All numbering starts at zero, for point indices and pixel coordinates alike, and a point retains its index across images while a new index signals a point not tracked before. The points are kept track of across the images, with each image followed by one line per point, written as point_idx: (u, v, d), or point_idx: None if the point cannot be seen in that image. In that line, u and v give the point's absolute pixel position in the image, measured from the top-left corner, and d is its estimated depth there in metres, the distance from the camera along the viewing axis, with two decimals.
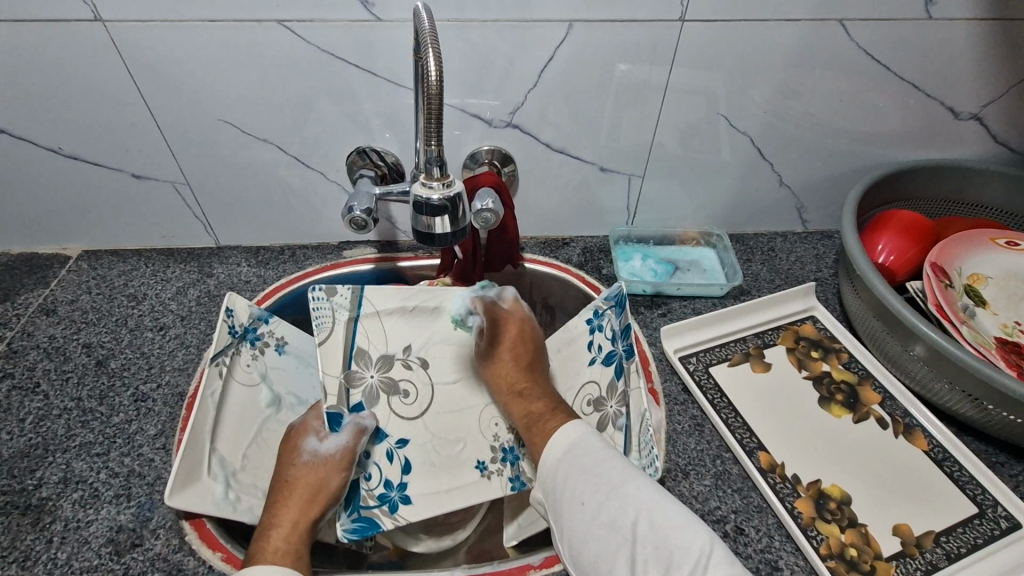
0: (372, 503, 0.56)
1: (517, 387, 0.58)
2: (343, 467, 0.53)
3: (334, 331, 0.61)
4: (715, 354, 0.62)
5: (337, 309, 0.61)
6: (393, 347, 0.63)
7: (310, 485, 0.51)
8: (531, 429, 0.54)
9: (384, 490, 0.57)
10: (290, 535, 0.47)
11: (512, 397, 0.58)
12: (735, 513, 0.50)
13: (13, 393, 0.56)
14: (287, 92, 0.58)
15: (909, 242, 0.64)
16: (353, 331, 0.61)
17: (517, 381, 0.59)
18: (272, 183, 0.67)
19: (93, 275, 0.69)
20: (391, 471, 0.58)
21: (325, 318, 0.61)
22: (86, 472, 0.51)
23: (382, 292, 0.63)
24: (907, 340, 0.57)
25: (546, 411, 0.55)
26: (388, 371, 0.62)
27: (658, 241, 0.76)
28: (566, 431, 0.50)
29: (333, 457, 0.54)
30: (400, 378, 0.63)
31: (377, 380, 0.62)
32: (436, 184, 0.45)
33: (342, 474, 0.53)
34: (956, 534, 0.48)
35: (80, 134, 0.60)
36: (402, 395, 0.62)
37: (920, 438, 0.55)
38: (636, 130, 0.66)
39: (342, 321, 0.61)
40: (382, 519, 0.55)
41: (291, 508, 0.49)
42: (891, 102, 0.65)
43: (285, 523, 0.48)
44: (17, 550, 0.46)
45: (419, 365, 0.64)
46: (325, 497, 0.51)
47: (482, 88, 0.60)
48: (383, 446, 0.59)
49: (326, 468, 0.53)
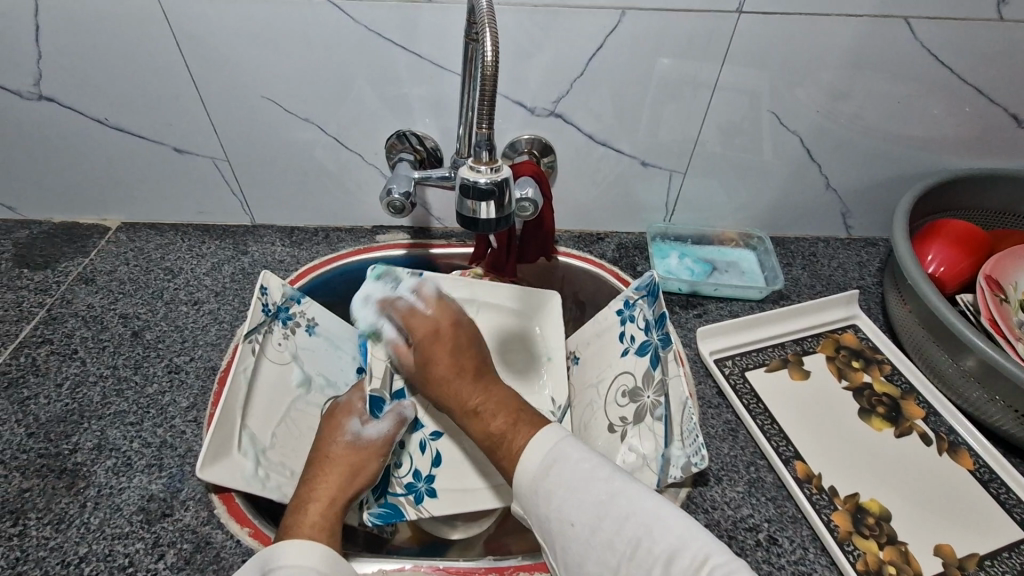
0: (399, 490, 0.57)
1: (471, 404, 0.51)
2: (383, 452, 0.53)
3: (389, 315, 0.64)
4: (752, 359, 0.60)
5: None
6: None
7: (348, 465, 0.51)
8: (497, 452, 0.47)
9: (412, 480, 0.58)
10: (326, 512, 0.46)
11: (469, 417, 0.50)
12: (769, 523, 0.48)
13: (52, 358, 0.57)
14: (331, 73, 0.58)
15: (961, 253, 0.62)
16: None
17: (471, 398, 0.51)
18: (310, 164, 0.67)
19: (132, 247, 0.70)
20: (421, 462, 0.59)
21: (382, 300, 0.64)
22: (119, 440, 0.51)
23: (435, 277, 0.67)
24: (956, 352, 0.55)
25: (508, 425, 0.48)
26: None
27: (695, 240, 0.75)
28: (537, 443, 0.44)
29: (374, 443, 0.53)
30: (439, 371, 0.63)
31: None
32: (484, 168, 0.43)
33: (381, 459, 0.53)
34: (1001, 559, 0.46)
35: (127, 106, 0.61)
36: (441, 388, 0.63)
37: (965, 457, 0.53)
38: (681, 126, 0.64)
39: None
40: (405, 508, 0.56)
41: (329, 485, 0.49)
42: (951, 107, 0.63)
43: (322, 499, 0.48)
44: (51, 512, 0.46)
45: None
46: (363, 478, 0.51)
47: (528, 76, 0.59)
48: (418, 435, 0.61)
49: (366, 452, 0.53)
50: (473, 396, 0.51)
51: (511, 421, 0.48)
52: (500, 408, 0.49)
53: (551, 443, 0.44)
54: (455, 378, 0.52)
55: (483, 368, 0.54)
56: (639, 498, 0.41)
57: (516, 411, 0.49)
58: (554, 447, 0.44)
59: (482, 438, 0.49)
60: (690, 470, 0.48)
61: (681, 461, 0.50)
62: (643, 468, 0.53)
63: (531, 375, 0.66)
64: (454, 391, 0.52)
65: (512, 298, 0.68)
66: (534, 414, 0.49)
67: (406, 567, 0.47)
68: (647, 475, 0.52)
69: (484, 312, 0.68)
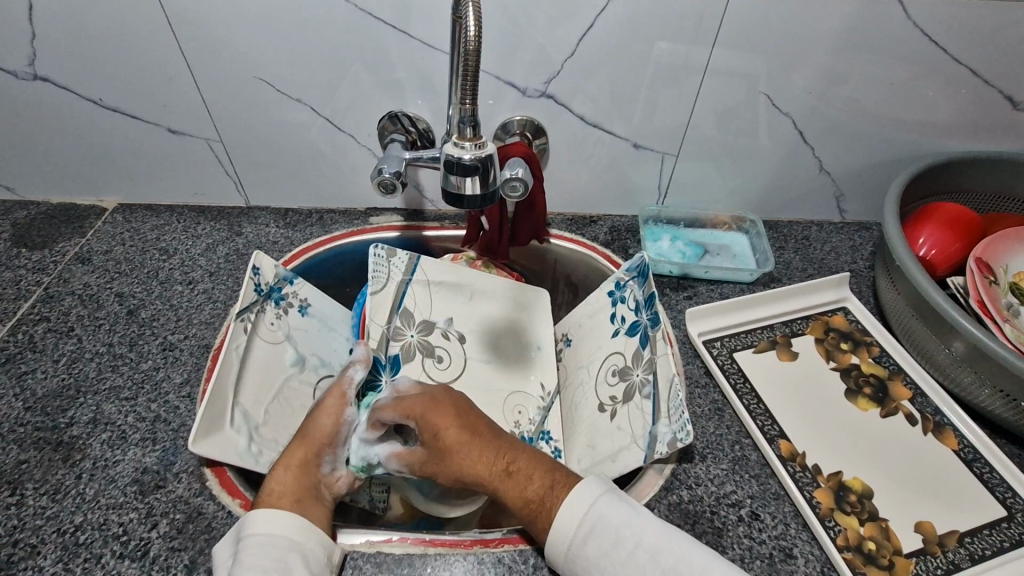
0: None
1: (505, 463, 0.46)
2: (338, 412, 0.52)
3: (387, 287, 0.66)
4: (741, 340, 0.61)
5: (393, 271, 0.66)
6: (435, 316, 0.68)
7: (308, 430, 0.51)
8: (531, 519, 0.44)
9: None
10: (289, 481, 0.46)
11: (504, 481, 0.46)
12: (751, 499, 0.49)
13: (49, 334, 0.58)
14: (322, 54, 0.58)
15: (953, 236, 0.61)
16: (403, 292, 0.67)
17: (500, 461, 0.47)
18: (303, 145, 0.67)
19: (128, 228, 0.71)
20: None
21: (381, 274, 0.65)
22: (114, 414, 0.52)
23: (434, 263, 0.68)
24: (944, 335, 0.55)
25: (545, 489, 0.44)
26: (428, 335, 0.68)
27: (688, 223, 0.75)
28: (577, 497, 0.42)
29: (325, 400, 0.53)
30: (436, 344, 0.68)
31: (415, 340, 0.67)
32: (468, 145, 0.44)
33: (335, 416, 0.52)
34: (981, 536, 0.47)
35: (120, 87, 0.61)
36: (436, 359, 0.67)
37: (950, 437, 0.53)
38: (673, 109, 0.64)
39: (395, 282, 0.67)
40: None
41: (292, 453, 0.49)
42: (946, 89, 0.62)
43: (286, 467, 0.48)
44: (48, 482, 0.47)
45: (456, 338, 0.69)
46: (320, 439, 0.50)
47: (518, 57, 0.59)
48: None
49: (317, 413, 0.52)
50: (504, 457, 0.47)
51: (547, 484, 0.45)
52: (533, 470, 0.46)
53: (591, 498, 0.42)
54: (463, 445, 0.47)
55: (494, 426, 0.50)
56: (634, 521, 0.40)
57: (550, 470, 0.46)
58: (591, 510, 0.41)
59: (519, 504, 0.45)
60: (676, 446, 0.48)
61: (666, 437, 0.50)
62: (630, 446, 0.53)
63: (514, 368, 0.68)
64: (473, 455, 0.47)
65: (507, 292, 0.69)
66: (569, 472, 0.46)
67: (393, 538, 0.47)
68: (634, 452, 0.52)
69: (478, 300, 0.69)
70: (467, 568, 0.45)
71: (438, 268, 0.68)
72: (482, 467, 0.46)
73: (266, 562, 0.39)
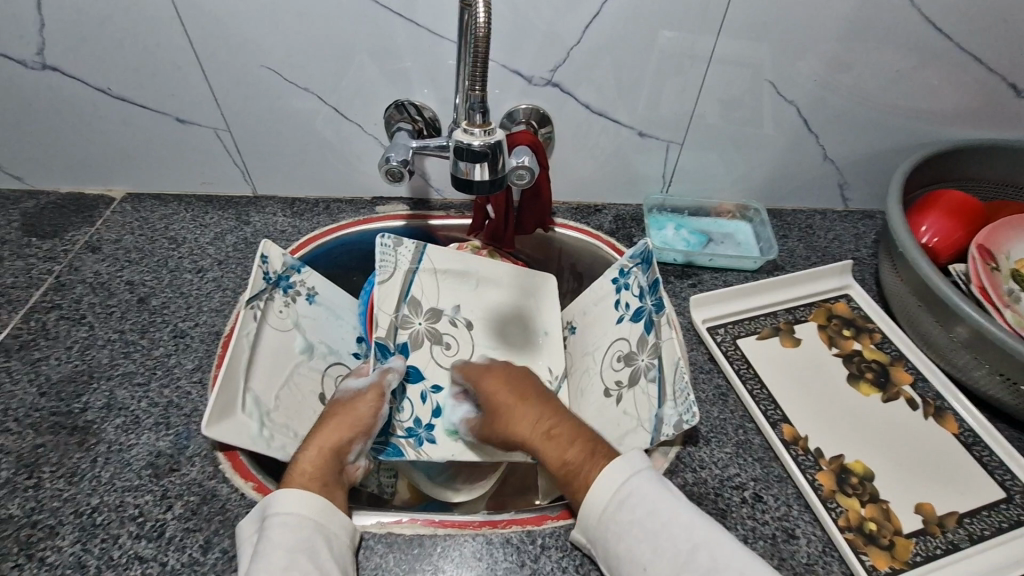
0: (399, 433, 0.61)
1: (543, 427, 0.50)
2: (376, 404, 0.54)
3: (394, 276, 0.65)
4: (745, 327, 0.61)
5: (400, 259, 0.65)
6: (443, 304, 0.68)
7: (342, 414, 0.53)
8: (570, 486, 0.45)
9: (413, 425, 0.62)
10: (318, 461, 0.47)
11: (542, 442, 0.49)
12: (754, 482, 0.50)
13: (61, 322, 0.59)
14: (329, 43, 0.59)
15: (955, 223, 0.62)
16: (410, 281, 0.66)
17: (543, 425, 0.50)
18: (310, 134, 0.67)
19: (136, 217, 0.71)
20: (423, 411, 0.62)
21: (388, 263, 0.65)
22: (128, 399, 0.53)
23: (440, 250, 0.67)
24: (945, 319, 0.55)
25: (584, 455, 0.46)
26: (435, 323, 0.67)
27: (692, 212, 0.75)
28: (613, 472, 0.44)
29: (363, 393, 0.55)
30: (444, 331, 0.67)
31: (423, 328, 0.66)
32: (478, 131, 0.45)
33: (371, 406, 0.54)
34: (980, 517, 0.47)
35: (128, 76, 0.62)
36: (443, 347, 0.67)
37: (951, 421, 0.54)
38: (678, 97, 0.64)
39: (403, 270, 0.66)
40: (406, 449, 0.60)
41: (321, 434, 0.50)
42: (951, 77, 0.63)
43: (314, 448, 0.49)
44: (65, 465, 0.48)
45: (463, 325, 0.68)
46: (356, 425, 0.52)
47: (525, 45, 0.59)
48: (418, 387, 0.64)
49: (356, 400, 0.54)
50: (546, 422, 0.50)
51: (586, 452, 0.46)
52: (572, 438, 0.48)
53: (624, 475, 0.43)
54: (513, 405, 0.53)
55: (542, 394, 0.54)
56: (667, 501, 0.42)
57: (588, 439, 0.48)
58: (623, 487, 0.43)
59: (558, 468, 0.47)
60: (682, 427, 0.49)
61: (673, 419, 0.51)
62: (635, 431, 0.55)
63: (524, 354, 0.68)
64: (518, 413, 0.52)
65: (513, 277, 0.70)
66: (605, 444, 0.48)
67: (403, 520, 0.48)
68: (639, 436, 0.54)
69: (485, 286, 0.70)
70: (476, 549, 0.46)
71: (443, 256, 0.68)
72: (526, 427, 0.51)
73: (291, 542, 0.40)
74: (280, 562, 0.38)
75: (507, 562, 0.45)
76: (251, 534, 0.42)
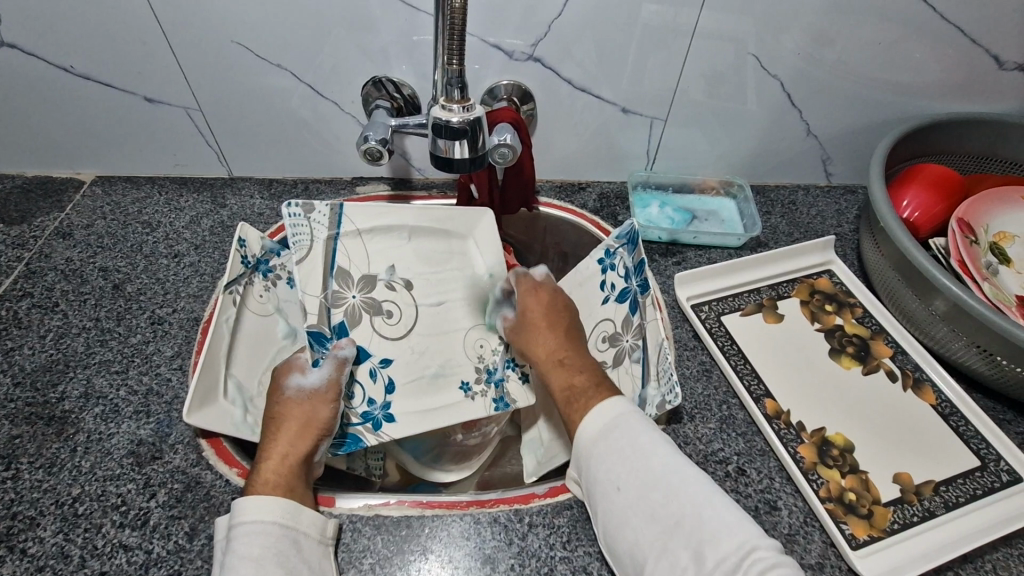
0: (354, 420, 0.55)
1: (558, 355, 0.52)
2: (332, 401, 0.51)
3: (312, 250, 0.59)
4: (729, 304, 0.62)
5: (316, 228, 0.60)
6: (376, 268, 0.62)
7: (300, 417, 0.49)
8: (572, 404, 0.48)
9: (368, 408, 0.56)
10: (284, 470, 0.45)
11: (552, 367, 0.52)
12: (738, 456, 0.50)
13: (34, 310, 0.57)
14: (303, 18, 0.57)
15: (936, 197, 0.62)
16: (333, 250, 0.60)
17: (558, 351, 0.53)
18: (286, 114, 0.66)
19: (107, 201, 0.69)
20: (375, 390, 0.57)
21: (303, 236, 0.59)
22: (106, 388, 0.52)
23: (362, 210, 0.62)
24: (925, 294, 0.56)
25: (589, 387, 0.49)
26: (371, 292, 0.61)
27: (676, 189, 0.75)
28: (600, 413, 0.45)
29: (320, 391, 0.51)
30: (382, 299, 0.61)
31: (359, 300, 0.60)
32: (456, 108, 0.44)
33: (331, 406, 0.51)
34: (956, 485, 0.49)
35: (92, 54, 0.59)
36: (385, 315, 0.60)
37: (929, 393, 0.55)
38: (661, 72, 0.63)
39: (321, 241, 0.60)
40: (364, 436, 0.55)
41: (281, 441, 0.47)
42: (933, 50, 0.62)
43: (279, 455, 0.46)
44: (43, 456, 0.47)
45: (403, 288, 0.62)
46: (316, 429, 0.49)
47: (505, 21, 0.57)
48: (366, 364, 0.58)
49: (313, 400, 0.51)
50: (562, 351, 0.53)
51: (593, 383, 0.49)
52: (585, 370, 0.51)
53: (615, 411, 0.45)
54: (542, 328, 0.55)
55: (574, 326, 0.55)
56: (650, 437, 0.43)
57: (597, 375, 0.50)
58: (614, 419, 0.45)
59: (560, 389, 0.50)
60: (665, 407, 0.51)
61: (656, 399, 0.52)
62: None
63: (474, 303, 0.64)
64: (543, 342, 0.54)
65: (446, 219, 0.64)
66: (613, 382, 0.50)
67: (392, 502, 0.48)
68: None
69: (419, 238, 0.64)
70: (464, 528, 0.46)
71: (367, 216, 0.62)
72: (542, 351, 0.54)
73: (258, 549, 0.39)
74: (249, 572, 0.38)
75: (495, 541, 0.45)
76: (220, 537, 0.42)
